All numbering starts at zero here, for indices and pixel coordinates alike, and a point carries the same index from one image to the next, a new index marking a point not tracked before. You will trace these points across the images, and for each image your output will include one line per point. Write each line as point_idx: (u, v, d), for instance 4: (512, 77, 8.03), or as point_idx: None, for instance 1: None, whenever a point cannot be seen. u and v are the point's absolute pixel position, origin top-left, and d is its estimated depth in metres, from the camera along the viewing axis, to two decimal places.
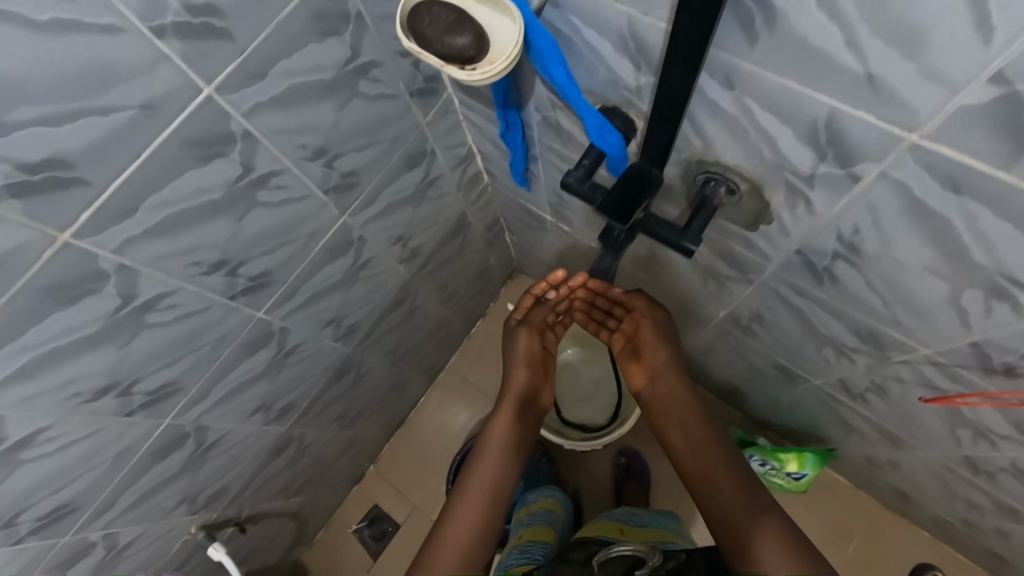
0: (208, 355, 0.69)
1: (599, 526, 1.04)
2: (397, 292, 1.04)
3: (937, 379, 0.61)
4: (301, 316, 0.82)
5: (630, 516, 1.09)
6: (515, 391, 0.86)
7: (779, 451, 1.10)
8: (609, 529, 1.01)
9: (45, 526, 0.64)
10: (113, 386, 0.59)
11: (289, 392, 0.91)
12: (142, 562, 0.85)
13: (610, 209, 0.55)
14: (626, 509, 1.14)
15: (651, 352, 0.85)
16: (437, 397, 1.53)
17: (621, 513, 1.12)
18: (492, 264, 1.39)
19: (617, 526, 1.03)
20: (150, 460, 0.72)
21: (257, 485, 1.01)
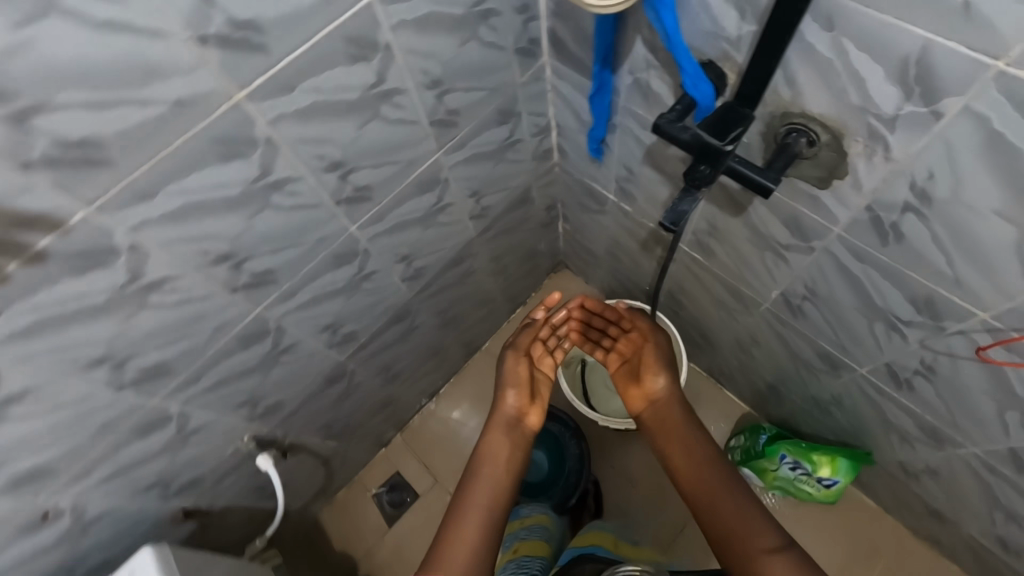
0: (306, 254, 0.76)
1: (591, 538, 1.07)
2: (462, 248, 1.09)
3: (986, 345, 0.65)
4: (383, 243, 0.88)
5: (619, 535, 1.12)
6: (505, 414, 0.96)
7: (813, 452, 1.09)
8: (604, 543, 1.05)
9: (144, 381, 0.69)
10: (231, 256, 0.66)
11: (355, 320, 0.97)
12: (198, 458, 0.88)
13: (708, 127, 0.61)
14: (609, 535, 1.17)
15: (650, 372, 0.99)
16: (471, 375, 1.57)
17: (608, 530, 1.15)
18: (542, 249, 1.46)
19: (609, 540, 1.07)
20: (236, 346, 0.77)
21: (306, 411, 1.04)
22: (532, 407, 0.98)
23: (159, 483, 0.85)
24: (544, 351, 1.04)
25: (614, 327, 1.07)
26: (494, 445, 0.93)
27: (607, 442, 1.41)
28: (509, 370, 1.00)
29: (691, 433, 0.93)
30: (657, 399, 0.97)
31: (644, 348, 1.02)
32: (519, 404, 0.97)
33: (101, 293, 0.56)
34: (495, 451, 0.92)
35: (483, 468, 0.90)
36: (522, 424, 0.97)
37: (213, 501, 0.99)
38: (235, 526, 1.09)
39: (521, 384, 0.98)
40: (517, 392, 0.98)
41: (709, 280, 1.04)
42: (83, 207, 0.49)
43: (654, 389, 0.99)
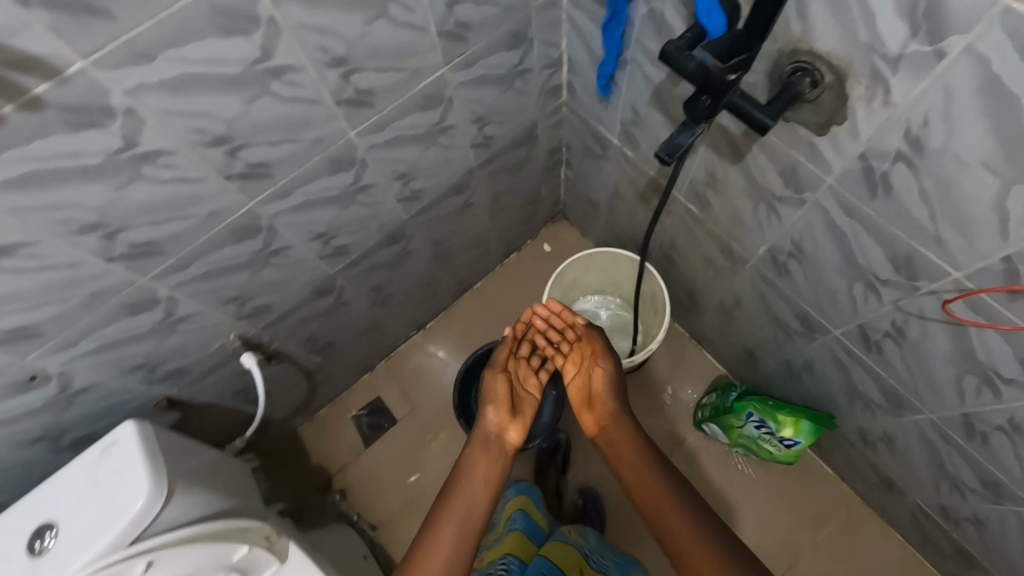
0: (303, 153, 0.76)
1: (560, 551, 1.09)
2: (461, 178, 1.09)
3: (950, 298, 0.67)
4: (381, 156, 0.88)
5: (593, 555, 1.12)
6: (485, 430, 0.97)
7: (778, 412, 1.12)
8: (568, 563, 1.07)
9: (135, 257, 0.70)
10: (226, 141, 0.66)
11: (348, 234, 0.97)
12: (184, 347, 0.91)
13: (716, 48, 0.60)
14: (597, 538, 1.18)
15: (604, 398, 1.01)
16: (459, 314, 1.59)
17: (589, 542, 1.15)
18: (543, 195, 1.45)
19: (577, 562, 1.07)
20: (227, 238, 0.78)
21: (293, 320, 1.07)
22: (512, 422, 0.99)
23: (145, 365, 0.87)
24: (525, 366, 1.06)
25: (567, 339, 1.05)
26: (474, 461, 0.94)
27: None
28: (488, 386, 1.01)
29: (652, 457, 0.94)
30: (613, 418, 0.99)
31: (592, 365, 1.03)
32: (497, 420, 0.98)
33: (95, 156, 0.57)
34: (473, 468, 0.93)
35: (460, 482, 0.92)
36: (502, 440, 0.98)
37: (197, 394, 1.03)
38: (217, 423, 1.13)
39: (501, 400, 0.99)
40: (495, 409, 0.99)
41: (702, 236, 1.05)
42: (80, 59, 0.49)
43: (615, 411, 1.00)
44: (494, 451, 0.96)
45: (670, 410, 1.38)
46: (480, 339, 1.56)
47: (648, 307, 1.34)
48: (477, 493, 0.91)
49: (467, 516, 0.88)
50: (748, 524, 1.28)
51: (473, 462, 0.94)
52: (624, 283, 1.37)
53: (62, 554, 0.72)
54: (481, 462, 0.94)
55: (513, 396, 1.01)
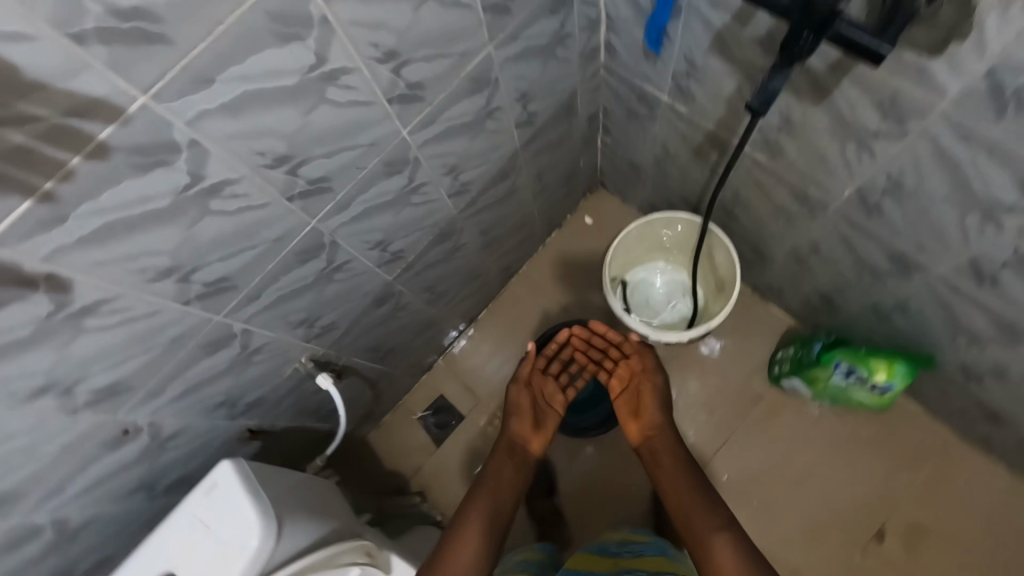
0: (360, 160, 0.71)
1: (585, 562, 0.99)
2: (507, 160, 1.04)
3: None
4: (433, 151, 0.82)
5: (621, 546, 1.01)
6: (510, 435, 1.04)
7: (868, 358, 1.08)
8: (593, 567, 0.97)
9: (209, 295, 0.67)
10: (287, 159, 0.62)
11: (404, 237, 0.93)
12: (260, 377, 0.88)
13: None
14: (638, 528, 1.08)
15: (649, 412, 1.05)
16: (509, 301, 1.56)
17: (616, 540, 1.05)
18: (581, 167, 1.39)
19: (604, 563, 0.97)
20: (294, 260, 0.75)
21: (358, 333, 1.04)
22: (535, 435, 1.05)
23: (226, 401, 0.85)
24: (553, 383, 1.11)
25: (613, 351, 1.11)
26: (499, 466, 0.99)
27: None
28: (513, 398, 1.07)
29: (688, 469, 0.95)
30: (656, 428, 1.03)
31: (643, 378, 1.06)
32: (522, 430, 1.05)
33: (163, 197, 0.53)
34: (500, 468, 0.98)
35: (485, 488, 0.94)
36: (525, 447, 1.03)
37: (275, 421, 1.01)
38: (297, 445, 1.13)
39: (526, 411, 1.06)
40: (519, 421, 1.05)
41: (772, 185, 0.99)
42: (141, 94, 0.45)
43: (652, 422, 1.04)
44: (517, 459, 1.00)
45: (740, 364, 1.36)
46: (534, 323, 1.53)
47: (714, 284, 1.32)
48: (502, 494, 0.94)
49: (491, 517, 0.90)
50: (845, 476, 1.25)
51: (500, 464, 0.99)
52: (686, 252, 1.34)
53: None
54: (506, 467, 0.99)
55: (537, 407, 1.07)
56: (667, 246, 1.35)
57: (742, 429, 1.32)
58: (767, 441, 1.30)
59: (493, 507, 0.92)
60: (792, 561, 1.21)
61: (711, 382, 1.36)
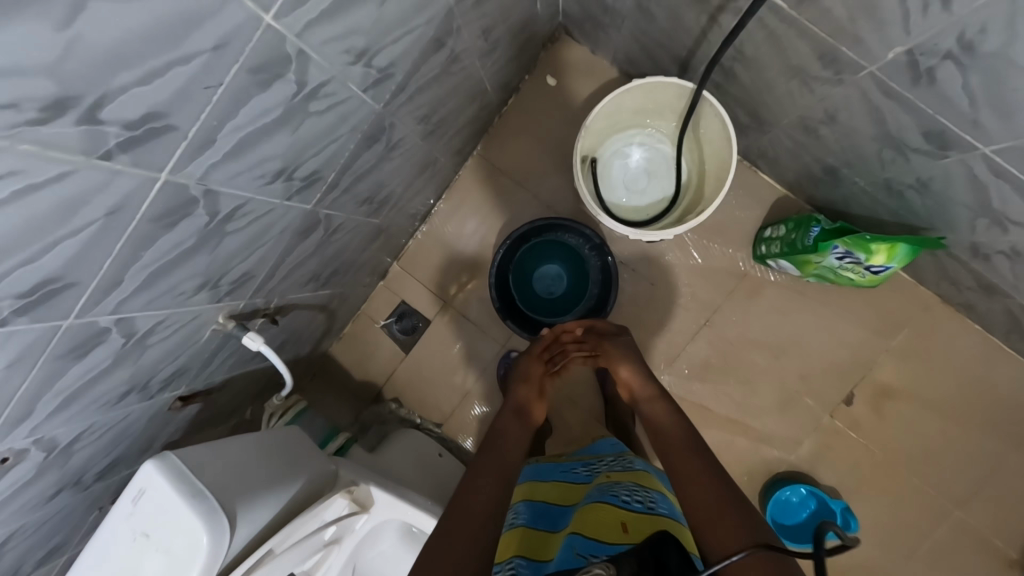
0: (206, 75, 0.46)
1: (592, 515, 0.73)
2: (441, 25, 0.76)
3: None
4: (326, 37, 0.56)
5: (631, 495, 0.76)
6: (515, 403, 1.01)
7: (869, 242, 0.97)
8: (606, 525, 0.70)
9: (36, 307, 0.48)
10: (68, 103, 0.38)
11: (313, 155, 0.71)
12: (171, 351, 0.73)
13: None
14: (635, 468, 0.87)
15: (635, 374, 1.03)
16: (467, 188, 1.36)
17: (621, 486, 0.80)
18: (539, 11, 1.08)
19: (617, 518, 0.71)
20: (155, 227, 0.54)
21: (285, 271, 0.87)
22: (538, 402, 1.03)
23: (135, 387, 0.71)
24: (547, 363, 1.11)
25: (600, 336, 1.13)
26: (506, 428, 0.94)
27: (632, 245, 1.28)
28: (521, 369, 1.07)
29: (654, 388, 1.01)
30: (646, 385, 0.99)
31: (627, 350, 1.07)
32: (528, 396, 1.02)
33: None
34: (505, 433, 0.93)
35: (494, 450, 0.89)
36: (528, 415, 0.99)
37: (211, 379, 0.89)
38: (246, 388, 1.02)
39: (532, 381, 1.04)
40: (527, 386, 1.03)
41: (789, 39, 0.76)
42: None
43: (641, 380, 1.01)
44: (521, 426, 0.96)
45: (723, 243, 1.25)
46: (496, 213, 1.35)
47: (699, 170, 1.16)
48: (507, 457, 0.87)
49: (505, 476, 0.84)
50: (819, 349, 1.24)
51: (509, 429, 0.94)
52: (670, 128, 1.15)
53: None
54: (513, 427, 0.95)
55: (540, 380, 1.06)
56: (644, 110, 1.14)
57: (718, 310, 1.26)
58: (752, 318, 1.26)
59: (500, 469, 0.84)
60: (759, 428, 1.26)
61: (690, 266, 1.26)
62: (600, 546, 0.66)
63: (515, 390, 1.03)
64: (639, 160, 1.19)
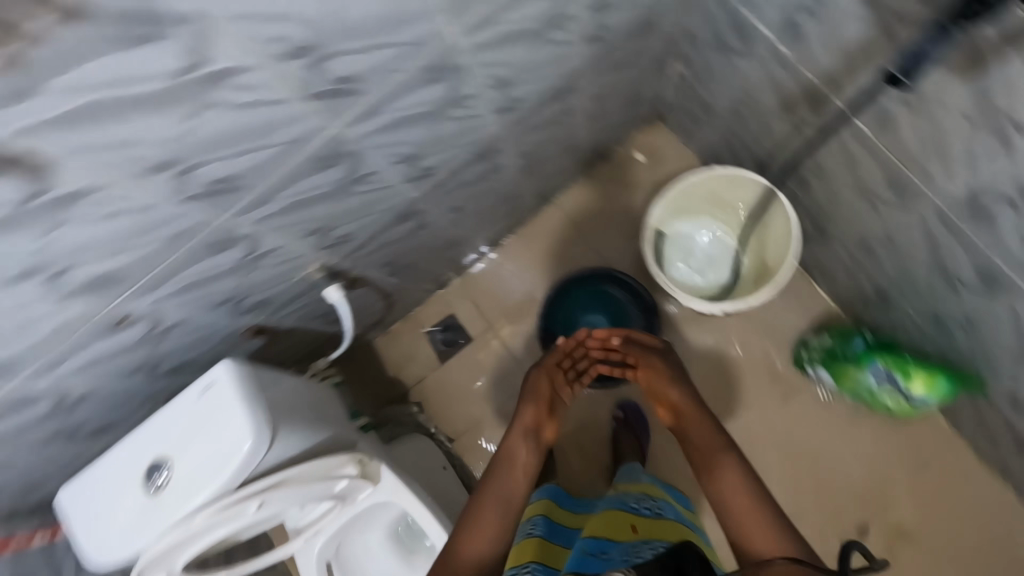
0: (397, 60, 0.60)
1: (604, 520, 0.84)
2: (567, 79, 0.91)
3: None
4: (484, 59, 0.70)
5: (639, 503, 0.89)
6: (523, 424, 0.92)
7: (909, 365, 1.08)
8: (618, 528, 0.81)
9: (212, 195, 0.60)
10: (311, 50, 0.51)
11: (436, 152, 0.84)
12: (269, 279, 0.84)
13: None
14: (642, 480, 0.98)
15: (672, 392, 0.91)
16: (539, 228, 1.47)
17: (630, 495, 0.92)
18: (645, 95, 1.24)
19: (628, 522, 0.83)
20: (311, 166, 0.67)
21: (375, 246, 0.99)
22: (549, 420, 0.94)
23: (231, 299, 0.82)
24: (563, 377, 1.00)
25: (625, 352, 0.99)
26: (515, 449, 0.90)
27: (679, 319, 1.34)
28: (530, 385, 0.96)
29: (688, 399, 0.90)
30: (687, 407, 0.89)
31: (658, 364, 0.94)
32: (537, 416, 0.93)
33: (157, 82, 0.44)
34: (513, 455, 0.89)
35: (500, 472, 0.87)
36: (538, 436, 0.92)
37: (282, 321, 0.99)
38: (302, 343, 1.12)
39: (542, 398, 0.95)
40: (535, 406, 0.94)
41: (864, 160, 0.86)
42: None
43: (680, 401, 0.91)
44: (529, 447, 0.90)
45: (766, 341, 1.29)
46: (561, 256, 1.44)
47: (758, 265, 1.23)
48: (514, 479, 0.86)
49: (510, 509, 0.83)
50: (840, 469, 1.23)
51: (522, 447, 0.90)
52: (737, 219, 1.23)
53: (180, 489, 0.72)
54: (522, 447, 0.90)
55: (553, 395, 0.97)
56: (716, 199, 1.23)
57: (746, 403, 1.28)
58: (778, 421, 1.26)
59: (505, 495, 0.84)
60: None
61: (728, 355, 1.30)
62: (614, 543, 0.77)
63: (521, 411, 0.94)
64: (702, 245, 1.28)
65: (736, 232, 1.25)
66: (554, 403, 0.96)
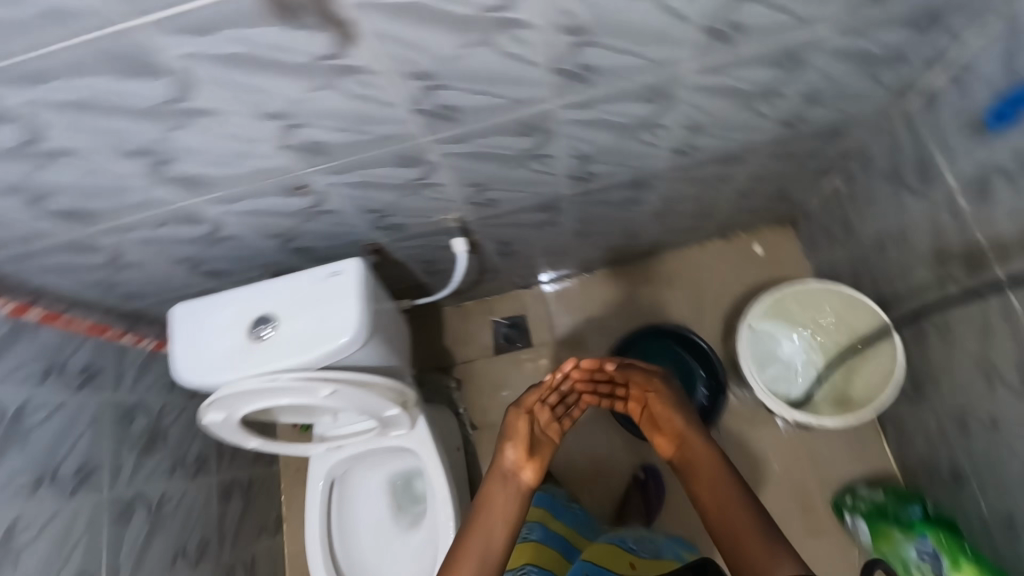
0: (635, 71, 0.67)
1: (604, 550, 0.88)
2: (744, 150, 0.95)
3: None
4: (694, 101, 0.76)
5: (639, 543, 0.92)
6: (501, 470, 0.79)
7: (955, 553, 0.96)
8: (614, 562, 0.85)
9: (433, 117, 0.68)
10: (583, 33, 0.59)
11: (605, 163, 0.90)
12: (416, 209, 0.92)
13: None
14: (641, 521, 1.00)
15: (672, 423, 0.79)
16: (637, 272, 1.48)
17: (632, 532, 0.96)
18: (792, 195, 1.27)
19: (626, 558, 0.87)
20: (514, 128, 0.74)
21: (505, 222, 1.05)
22: (530, 463, 0.79)
23: (380, 211, 0.90)
24: (547, 413, 0.83)
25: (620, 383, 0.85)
26: (493, 503, 0.77)
27: (735, 412, 1.32)
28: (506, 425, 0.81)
29: (690, 421, 0.80)
30: (690, 439, 0.77)
31: (656, 396, 0.82)
32: (515, 459, 0.79)
33: (469, 8, 0.52)
34: (491, 512, 0.76)
35: (477, 527, 0.75)
36: (519, 484, 0.78)
37: (398, 251, 1.07)
38: (399, 279, 1.19)
39: (521, 437, 0.80)
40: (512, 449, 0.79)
41: (1000, 334, 0.85)
42: None
43: (681, 432, 0.79)
44: (512, 493, 0.78)
45: (814, 472, 1.26)
46: (646, 306, 1.45)
47: (834, 397, 1.20)
48: (492, 537, 0.74)
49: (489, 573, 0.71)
50: None
51: (505, 498, 0.77)
52: (834, 339, 1.22)
53: (279, 347, 0.80)
54: (501, 499, 0.77)
55: (535, 434, 0.81)
56: (823, 314, 1.22)
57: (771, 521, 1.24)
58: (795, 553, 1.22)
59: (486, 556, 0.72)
60: None
61: (772, 468, 1.27)
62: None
63: (499, 453, 0.80)
64: (786, 353, 1.26)
65: (827, 351, 1.24)
66: (536, 441, 0.81)
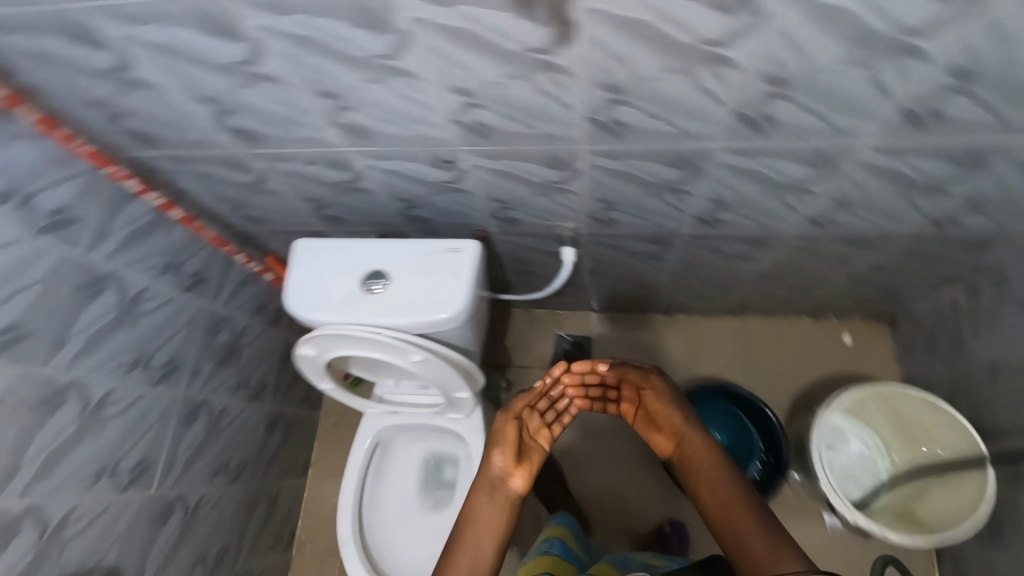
0: (814, 133, 0.66)
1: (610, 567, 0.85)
2: (879, 237, 0.93)
3: None
4: (856, 177, 0.75)
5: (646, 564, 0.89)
6: (488, 479, 0.76)
7: None
8: None
9: (602, 129, 0.69)
10: (783, 85, 0.59)
11: (737, 215, 0.89)
12: (539, 210, 0.94)
13: None
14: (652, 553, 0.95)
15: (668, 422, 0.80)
16: (715, 328, 1.45)
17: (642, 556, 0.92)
18: (903, 295, 1.22)
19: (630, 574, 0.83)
20: (669, 158, 0.75)
21: (612, 245, 1.06)
22: (521, 468, 0.76)
23: (506, 203, 0.93)
24: (538, 419, 0.79)
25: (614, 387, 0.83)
26: (481, 515, 0.75)
27: (783, 495, 1.27)
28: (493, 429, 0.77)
29: (688, 418, 0.80)
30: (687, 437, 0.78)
31: (653, 396, 0.81)
32: (504, 466, 0.76)
33: (688, 36, 0.54)
34: (478, 522, 0.74)
35: (467, 540, 0.74)
36: (508, 490, 0.76)
37: (502, 244, 1.09)
38: (490, 271, 1.22)
39: (509, 443, 0.76)
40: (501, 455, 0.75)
41: None
42: None
43: (677, 431, 0.79)
44: (500, 502, 0.75)
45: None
46: (715, 364, 1.42)
47: (896, 510, 1.14)
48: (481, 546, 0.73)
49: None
50: None
51: (494, 510, 0.75)
52: (910, 455, 1.17)
53: (388, 305, 0.83)
54: (492, 510, 0.75)
55: (524, 441, 0.78)
56: (908, 427, 1.16)
57: None
58: None
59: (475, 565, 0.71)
60: None
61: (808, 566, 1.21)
62: None
63: (487, 461, 0.76)
64: (854, 452, 1.21)
65: (896, 463, 1.18)
66: (524, 447, 0.77)
